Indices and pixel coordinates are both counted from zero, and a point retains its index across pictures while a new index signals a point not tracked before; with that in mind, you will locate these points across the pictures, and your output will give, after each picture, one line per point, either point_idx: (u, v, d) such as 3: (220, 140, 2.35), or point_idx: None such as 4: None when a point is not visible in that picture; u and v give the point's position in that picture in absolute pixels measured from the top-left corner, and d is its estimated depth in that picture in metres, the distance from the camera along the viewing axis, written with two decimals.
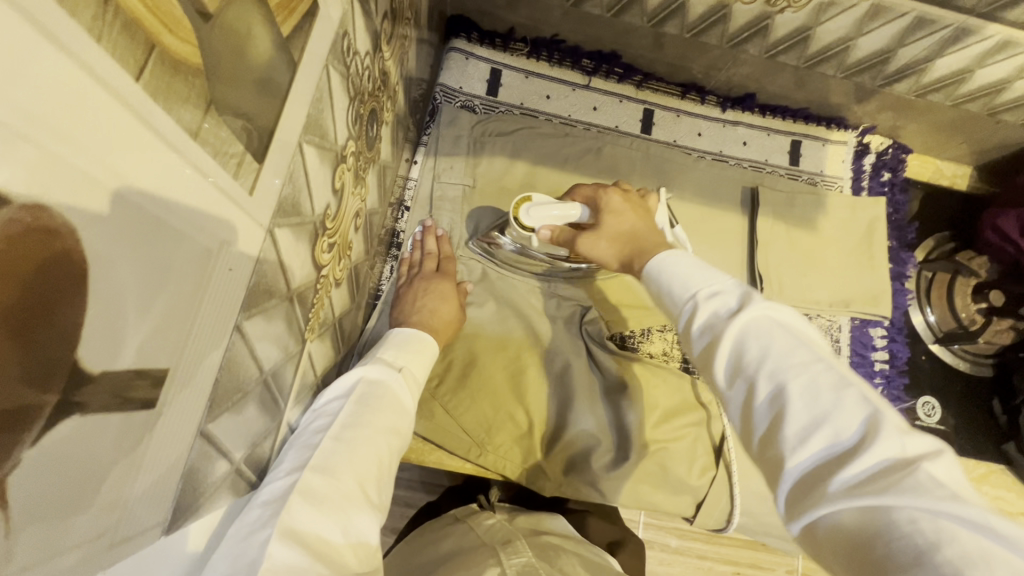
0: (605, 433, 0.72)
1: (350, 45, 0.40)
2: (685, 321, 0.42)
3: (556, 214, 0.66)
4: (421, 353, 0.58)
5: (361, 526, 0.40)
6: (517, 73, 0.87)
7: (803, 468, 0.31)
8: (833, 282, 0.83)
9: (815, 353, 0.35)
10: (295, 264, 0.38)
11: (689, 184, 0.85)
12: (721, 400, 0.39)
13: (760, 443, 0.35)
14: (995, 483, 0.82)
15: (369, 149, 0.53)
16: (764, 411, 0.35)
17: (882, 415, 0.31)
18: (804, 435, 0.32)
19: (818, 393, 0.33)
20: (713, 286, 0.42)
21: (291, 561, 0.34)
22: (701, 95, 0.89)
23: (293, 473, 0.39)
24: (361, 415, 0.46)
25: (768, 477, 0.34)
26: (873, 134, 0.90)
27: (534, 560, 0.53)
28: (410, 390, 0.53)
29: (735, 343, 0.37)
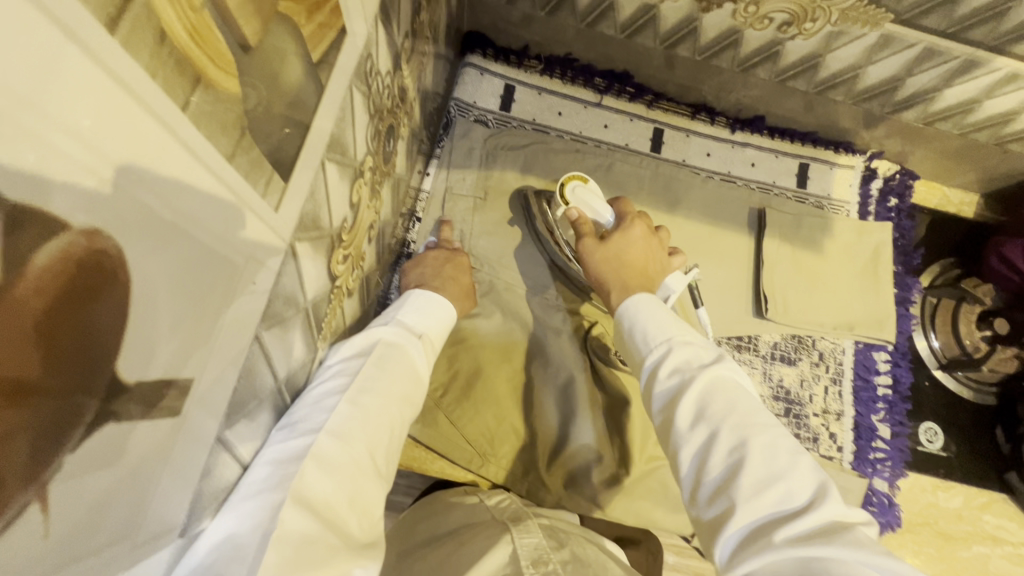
0: (606, 448, 0.73)
1: (373, 65, 0.42)
2: (655, 363, 0.48)
3: (594, 205, 0.69)
4: (436, 321, 0.57)
5: (366, 498, 0.41)
6: (530, 89, 0.88)
7: (753, 519, 0.36)
8: (837, 305, 0.83)
9: (772, 422, 0.42)
10: (312, 276, 0.39)
11: (697, 203, 0.86)
12: (670, 450, 0.44)
13: (711, 494, 0.39)
14: (997, 512, 0.82)
15: (385, 164, 0.54)
16: (721, 463, 0.40)
17: (822, 485, 0.38)
18: (758, 490, 0.37)
19: (775, 455, 0.39)
20: (687, 340, 0.49)
21: (303, 529, 0.34)
22: (711, 115, 0.90)
23: (309, 434, 0.38)
24: (379, 380, 0.45)
25: (711, 529, 0.38)
26: (880, 159, 0.91)
27: (542, 539, 0.54)
28: (426, 356, 0.52)
29: (701, 396, 0.43)
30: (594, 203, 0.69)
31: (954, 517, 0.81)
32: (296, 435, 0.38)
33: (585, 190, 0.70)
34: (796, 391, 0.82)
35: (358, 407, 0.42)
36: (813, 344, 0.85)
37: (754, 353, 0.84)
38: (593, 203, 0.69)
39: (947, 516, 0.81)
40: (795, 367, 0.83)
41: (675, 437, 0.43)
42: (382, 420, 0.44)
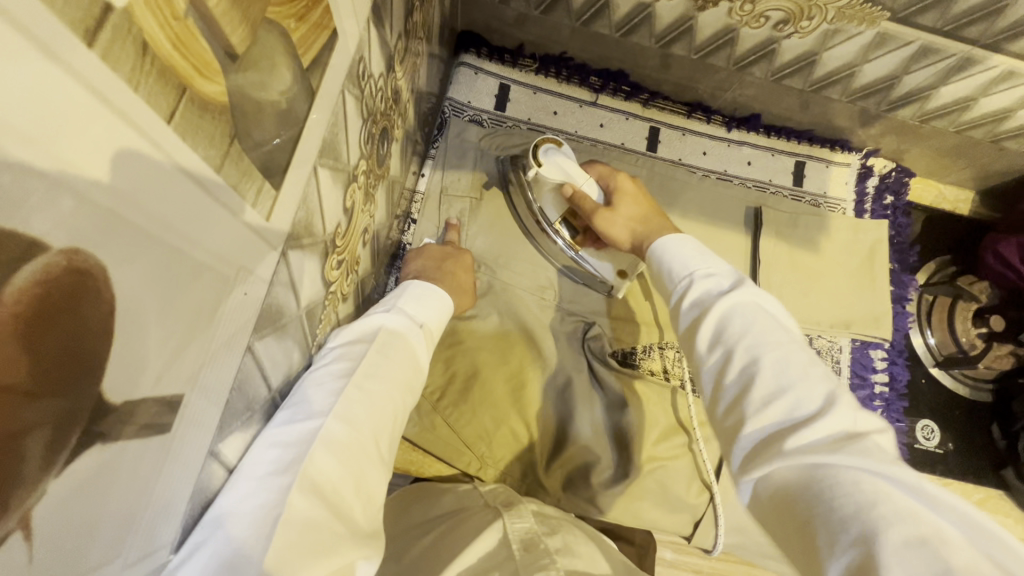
0: (604, 450, 0.73)
1: (366, 68, 0.41)
2: (678, 295, 0.49)
3: (571, 170, 0.68)
4: (436, 310, 0.56)
5: (369, 483, 0.40)
6: (524, 89, 0.88)
7: (763, 430, 0.37)
8: (833, 303, 0.83)
9: (790, 339, 0.41)
10: (305, 283, 0.39)
11: (692, 202, 0.86)
12: (695, 372, 0.45)
13: (727, 406, 0.40)
14: (993, 509, 0.82)
15: (379, 166, 0.53)
16: (735, 378, 0.40)
17: (838, 395, 0.37)
18: (767, 402, 0.37)
19: (787, 369, 0.39)
20: (710, 270, 0.49)
21: (308, 515, 0.34)
22: (707, 114, 0.90)
23: (316, 417, 0.38)
24: (382, 365, 0.45)
25: (728, 439, 0.39)
26: (876, 157, 0.91)
27: (533, 525, 0.54)
28: (425, 342, 0.52)
29: (720, 320, 0.44)
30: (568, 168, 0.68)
31: None
32: (302, 417, 0.37)
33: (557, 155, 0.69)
34: None
35: (363, 392, 0.42)
36: (810, 343, 0.85)
37: None
38: (569, 164, 0.69)
39: None
40: None
41: (697, 357, 0.44)
42: (385, 405, 0.43)
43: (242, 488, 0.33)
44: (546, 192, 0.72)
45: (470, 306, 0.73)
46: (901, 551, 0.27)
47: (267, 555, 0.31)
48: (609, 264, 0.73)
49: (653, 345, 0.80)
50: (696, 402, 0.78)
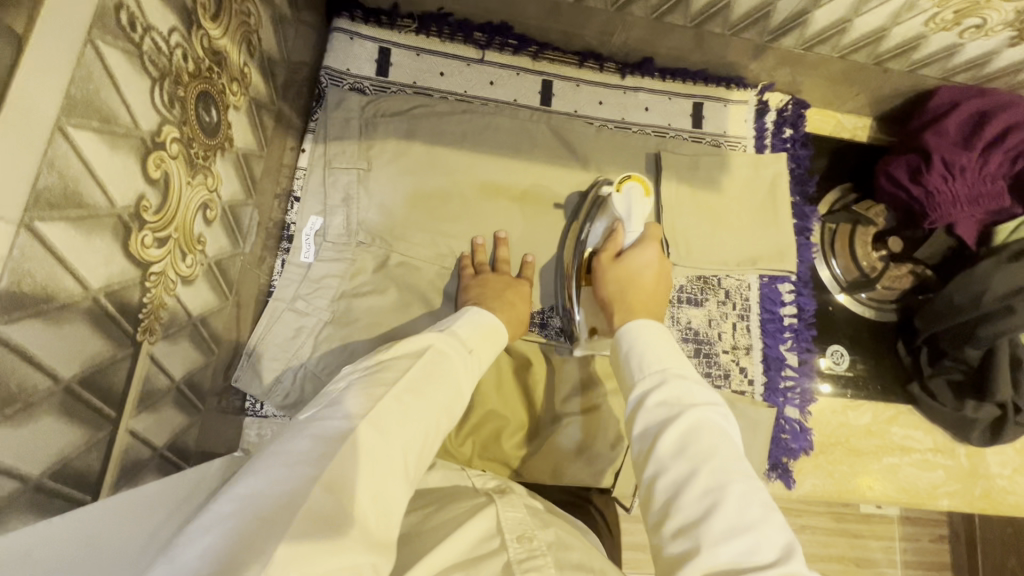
0: (514, 411, 0.72)
1: (137, 18, 0.37)
2: (646, 388, 0.49)
3: (635, 216, 0.71)
4: (488, 340, 0.58)
5: (390, 497, 0.38)
6: (406, 51, 0.83)
7: (715, 562, 0.37)
8: (739, 241, 0.83)
9: (751, 470, 0.42)
10: (90, 261, 0.35)
11: (594, 153, 0.84)
12: (645, 483, 0.44)
13: (677, 523, 0.40)
14: (904, 424, 0.85)
15: (210, 137, 0.49)
16: (693, 499, 0.40)
17: (792, 542, 0.38)
18: (727, 535, 0.38)
19: (750, 505, 0.39)
20: (681, 371, 0.49)
21: (322, 510, 0.34)
22: (599, 62, 0.88)
23: (350, 418, 0.40)
24: (426, 382, 0.46)
25: (669, 563, 0.39)
26: (771, 92, 0.91)
27: (525, 515, 0.51)
28: (473, 372, 0.53)
29: (686, 431, 0.43)
30: (634, 212, 0.70)
31: (864, 433, 0.84)
32: (341, 416, 0.40)
33: (635, 198, 0.70)
34: (705, 331, 0.83)
35: (404, 401, 0.43)
36: (718, 284, 0.85)
37: None
38: (638, 211, 0.71)
39: (858, 433, 0.84)
40: (703, 308, 0.83)
41: (655, 462, 0.43)
42: (424, 422, 0.44)
43: (274, 477, 0.35)
44: (604, 217, 0.74)
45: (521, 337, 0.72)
46: None
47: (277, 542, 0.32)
48: (584, 317, 0.74)
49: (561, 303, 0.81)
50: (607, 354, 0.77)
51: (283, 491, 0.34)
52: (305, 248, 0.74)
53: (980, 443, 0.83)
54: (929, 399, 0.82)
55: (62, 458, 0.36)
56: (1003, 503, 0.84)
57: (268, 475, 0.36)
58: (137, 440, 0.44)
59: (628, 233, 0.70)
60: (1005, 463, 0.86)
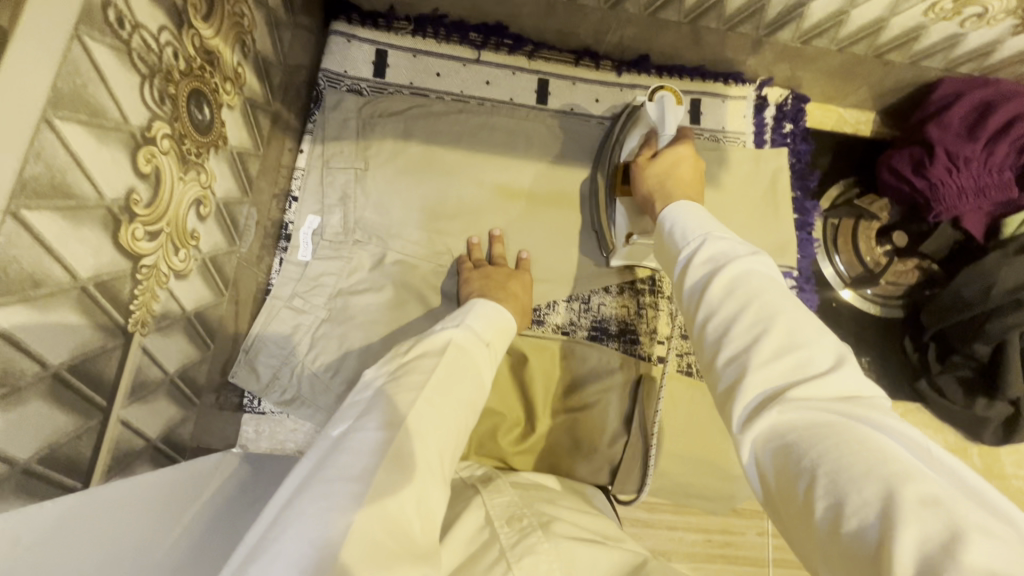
0: (510, 408, 0.72)
1: (125, 16, 0.38)
2: (690, 254, 0.47)
3: (667, 123, 0.66)
4: (500, 334, 0.58)
5: (431, 501, 0.38)
6: (404, 53, 0.84)
7: (767, 388, 0.36)
8: (739, 236, 0.83)
9: (801, 305, 0.41)
10: (78, 250, 0.36)
11: (591, 150, 0.84)
12: (694, 330, 0.43)
13: (728, 356, 0.39)
14: (912, 422, 0.83)
15: (203, 134, 0.51)
16: (742, 332, 0.39)
17: (846, 360, 0.37)
18: (776, 357, 0.37)
19: (802, 330, 0.38)
20: (723, 233, 0.48)
21: (373, 529, 0.33)
22: (595, 60, 0.88)
23: (386, 429, 0.39)
24: (449, 378, 0.46)
25: (724, 398, 0.38)
26: (770, 87, 0.90)
27: (513, 498, 0.50)
28: (493, 368, 0.53)
29: (733, 279, 0.42)
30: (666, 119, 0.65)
31: None
32: (375, 428, 0.39)
33: (667, 107, 0.66)
34: None
35: (433, 403, 0.43)
36: None
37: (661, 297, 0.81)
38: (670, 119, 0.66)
39: None
40: None
41: (701, 309, 0.42)
42: (453, 420, 0.44)
43: (318, 499, 0.34)
44: (639, 128, 0.73)
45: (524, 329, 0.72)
46: (916, 507, 0.26)
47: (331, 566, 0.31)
48: (620, 226, 0.74)
49: (558, 300, 0.79)
50: (604, 351, 0.76)
51: (330, 511, 0.34)
52: (302, 247, 0.75)
53: (992, 442, 0.81)
54: (939, 399, 0.80)
55: (51, 444, 0.37)
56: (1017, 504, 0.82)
57: (310, 498, 0.35)
58: (129, 430, 0.45)
59: (662, 137, 0.67)
60: (1019, 462, 0.83)
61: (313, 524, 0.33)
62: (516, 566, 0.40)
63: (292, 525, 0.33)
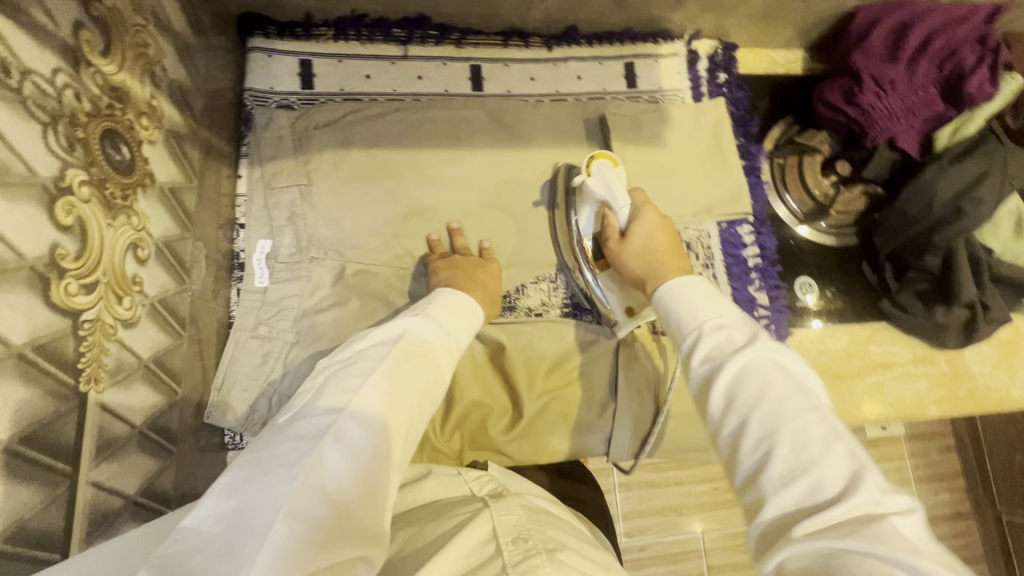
0: (496, 396, 0.72)
1: (11, 64, 0.36)
2: (690, 348, 0.49)
3: (615, 189, 0.70)
4: (463, 319, 0.59)
5: (377, 480, 0.40)
6: (328, 59, 0.81)
7: (778, 513, 0.37)
8: (692, 192, 0.84)
9: (809, 408, 0.41)
10: (6, 318, 0.35)
11: (534, 130, 0.83)
12: (711, 439, 0.45)
13: (743, 477, 0.40)
14: (882, 341, 0.86)
15: (126, 175, 0.48)
16: (750, 450, 0.40)
17: (861, 475, 0.36)
18: (786, 479, 0.37)
19: (807, 443, 0.38)
20: (720, 321, 0.50)
21: (311, 511, 0.35)
22: (524, 39, 0.86)
23: (332, 414, 0.40)
24: (403, 366, 0.47)
25: (743, 523, 0.39)
26: (700, 40, 0.91)
27: (522, 516, 0.48)
28: (451, 354, 0.54)
29: (732, 381, 0.44)
30: (614, 185, 0.70)
31: (844, 358, 0.85)
32: (323, 413, 0.41)
33: (607, 172, 0.71)
34: None
35: (383, 388, 0.44)
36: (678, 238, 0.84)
37: None
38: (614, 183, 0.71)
39: (837, 358, 0.85)
40: None
41: (712, 421, 0.45)
42: (407, 405, 0.45)
43: (257, 482, 0.36)
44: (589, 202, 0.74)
45: (494, 317, 0.72)
46: None
47: (263, 546, 0.32)
48: (618, 298, 0.73)
49: (525, 283, 0.78)
50: (579, 326, 0.77)
51: (267, 493, 0.35)
52: (258, 273, 0.73)
53: (956, 345, 0.84)
54: (901, 314, 0.84)
55: (18, 521, 0.35)
56: (986, 399, 0.86)
57: (249, 480, 0.36)
58: (103, 491, 0.44)
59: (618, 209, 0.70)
60: (983, 361, 0.88)
61: (250, 504, 0.34)
62: None
63: (229, 513, 0.34)
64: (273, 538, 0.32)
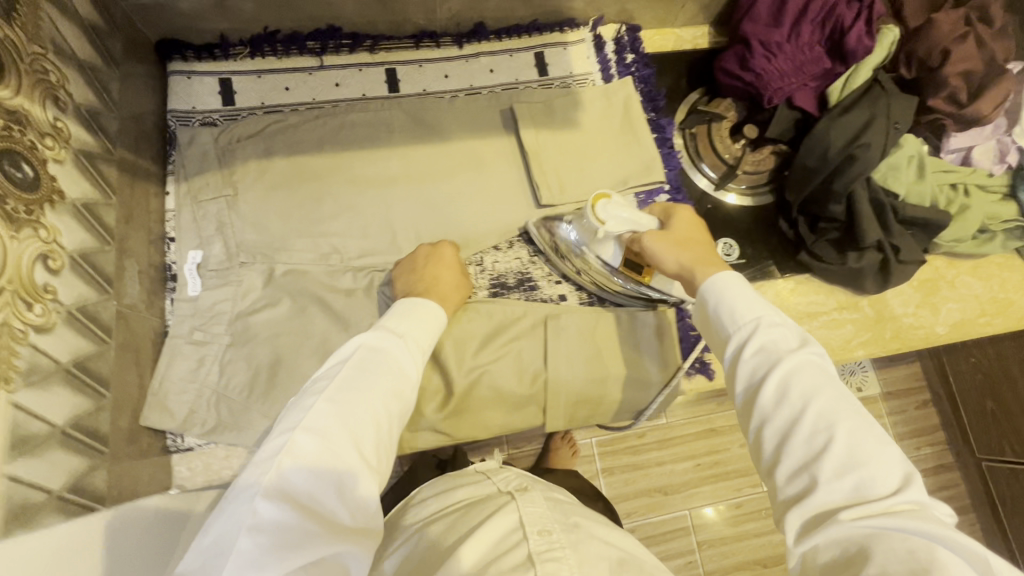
0: (428, 377, 0.75)
1: None
2: (746, 342, 0.56)
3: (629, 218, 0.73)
4: (423, 323, 0.64)
5: (349, 482, 0.46)
6: (247, 76, 0.85)
7: (829, 496, 0.45)
8: (608, 167, 0.88)
9: (858, 415, 0.49)
10: None
11: (451, 124, 0.87)
12: (755, 423, 0.53)
13: (795, 460, 0.49)
14: (804, 292, 0.89)
15: (30, 192, 0.52)
16: (806, 440, 0.49)
17: (904, 474, 0.45)
18: (840, 471, 0.46)
19: (861, 445, 0.47)
20: (772, 320, 0.57)
21: (280, 520, 0.41)
22: (435, 39, 0.90)
23: (287, 433, 0.46)
24: (357, 378, 0.52)
25: (791, 499, 0.48)
26: (604, 25, 0.95)
27: (545, 510, 0.61)
28: (414, 358, 0.59)
29: (787, 379, 0.52)
30: (627, 215, 0.72)
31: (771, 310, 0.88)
32: (280, 434, 0.46)
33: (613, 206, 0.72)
34: None
35: (335, 402, 0.49)
36: None
37: None
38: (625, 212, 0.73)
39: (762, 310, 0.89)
40: None
41: (764, 410, 0.52)
42: (369, 411, 0.50)
43: (231, 508, 0.43)
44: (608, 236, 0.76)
45: (459, 302, 0.75)
46: None
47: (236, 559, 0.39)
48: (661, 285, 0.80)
49: None
50: (505, 304, 0.80)
51: (237, 515, 0.42)
52: (190, 282, 0.76)
53: (875, 290, 0.88)
54: (817, 264, 0.86)
55: None
56: (911, 338, 0.90)
57: (228, 507, 0.43)
58: (20, 484, 0.46)
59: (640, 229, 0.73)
60: (905, 302, 0.91)
61: (229, 526, 0.41)
62: (541, 565, 0.51)
63: (211, 542, 0.41)
64: (239, 551, 0.40)
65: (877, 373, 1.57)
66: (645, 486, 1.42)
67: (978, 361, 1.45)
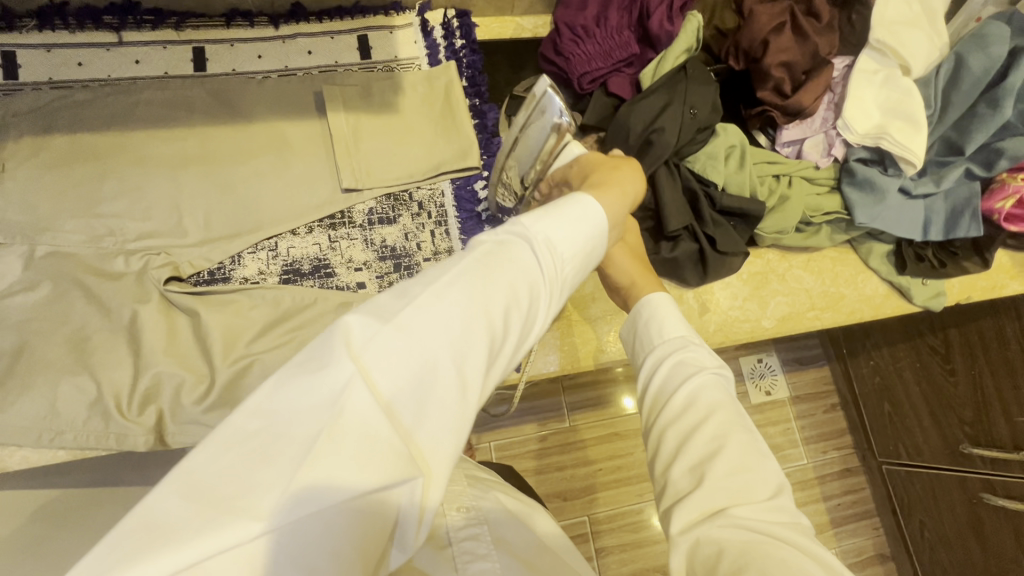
0: (191, 366, 0.71)
1: None
2: (666, 352, 0.58)
3: None
4: (583, 219, 0.48)
5: (443, 411, 0.34)
6: (34, 49, 0.79)
7: (722, 501, 0.46)
8: (424, 151, 0.85)
9: (748, 431, 0.51)
10: None
11: (258, 103, 0.83)
12: (666, 415, 0.53)
13: (691, 461, 0.49)
14: None
15: None
16: (705, 443, 0.50)
17: (775, 486, 0.49)
18: (728, 474, 0.47)
19: (750, 454, 0.49)
20: (694, 342, 0.58)
21: (360, 430, 0.30)
22: (249, 19, 0.87)
23: (385, 321, 0.34)
24: (479, 270, 0.39)
25: (677, 503, 0.48)
26: (432, 10, 0.93)
27: (464, 487, 0.60)
28: (556, 274, 0.44)
29: (697, 388, 0.53)
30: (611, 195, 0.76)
31: (582, 303, 0.90)
32: (383, 318, 0.35)
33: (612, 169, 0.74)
34: (403, 245, 0.83)
35: (444, 296, 0.37)
36: (410, 199, 0.86)
37: (353, 227, 0.83)
38: None
39: (577, 301, 0.90)
40: (396, 225, 0.84)
41: (671, 406, 0.53)
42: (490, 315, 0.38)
43: (298, 399, 0.31)
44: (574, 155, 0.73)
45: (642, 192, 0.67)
46: None
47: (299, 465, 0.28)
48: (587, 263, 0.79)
49: (242, 252, 0.79)
50: (295, 289, 0.76)
51: (313, 407, 0.31)
52: None
53: (697, 282, 0.86)
54: None
55: None
56: (735, 330, 0.88)
57: (290, 397, 0.31)
58: None
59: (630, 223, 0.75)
60: (733, 295, 0.90)
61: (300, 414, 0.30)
62: (457, 546, 0.50)
63: (261, 429, 0.30)
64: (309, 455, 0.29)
65: (787, 376, 1.51)
66: (543, 492, 1.36)
67: (877, 362, 1.38)
